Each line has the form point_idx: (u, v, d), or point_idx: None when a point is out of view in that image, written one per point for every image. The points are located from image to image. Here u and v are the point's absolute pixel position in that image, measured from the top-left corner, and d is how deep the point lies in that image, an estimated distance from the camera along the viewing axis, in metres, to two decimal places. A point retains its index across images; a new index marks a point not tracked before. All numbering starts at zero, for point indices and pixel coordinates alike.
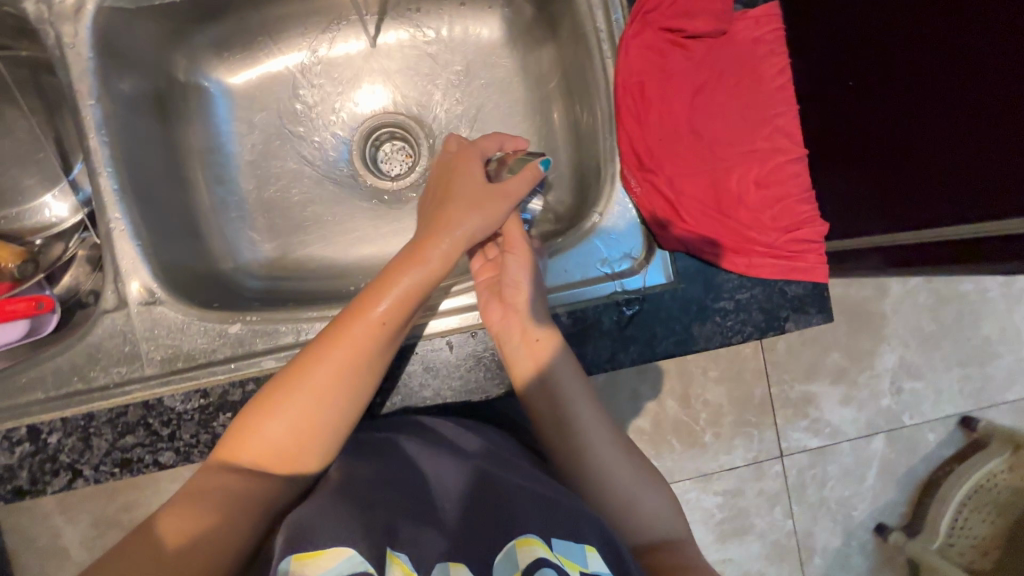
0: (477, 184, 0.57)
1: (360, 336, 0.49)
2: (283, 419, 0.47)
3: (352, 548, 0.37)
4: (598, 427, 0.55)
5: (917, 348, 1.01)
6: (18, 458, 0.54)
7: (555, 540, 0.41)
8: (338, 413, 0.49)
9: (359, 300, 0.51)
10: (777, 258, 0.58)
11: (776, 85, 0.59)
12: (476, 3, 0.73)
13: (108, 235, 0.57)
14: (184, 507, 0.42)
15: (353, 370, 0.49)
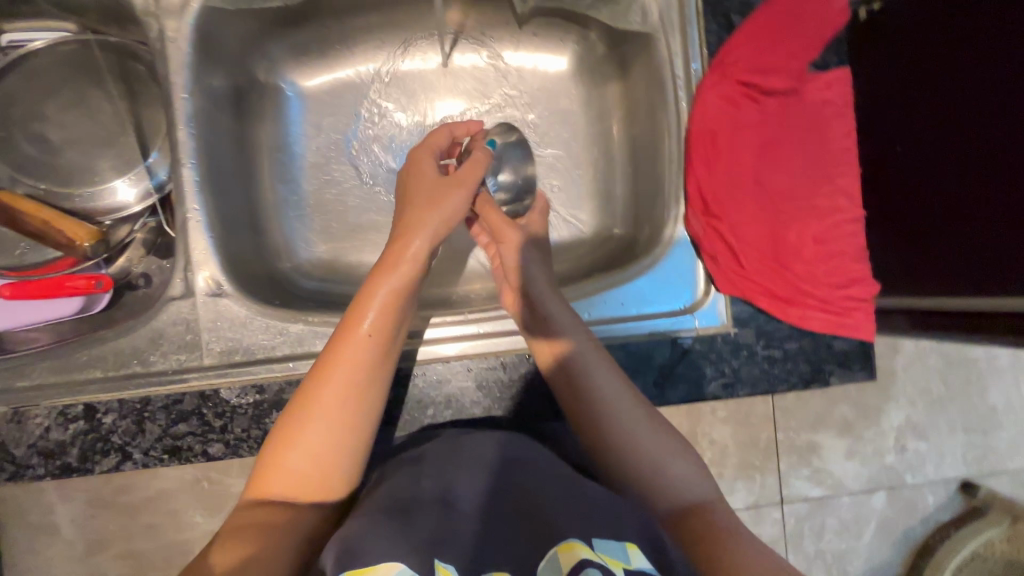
0: (432, 181, 0.60)
1: (356, 350, 0.50)
2: (300, 449, 0.46)
3: (401, 562, 0.38)
4: (620, 398, 0.54)
5: (925, 407, 1.00)
6: (71, 435, 0.55)
7: (595, 540, 0.40)
8: (352, 429, 0.48)
9: (344, 321, 0.52)
10: (828, 312, 0.60)
11: (841, 146, 0.61)
12: (548, 35, 0.75)
13: (184, 225, 0.58)
14: (231, 542, 0.42)
15: (356, 383, 0.49)
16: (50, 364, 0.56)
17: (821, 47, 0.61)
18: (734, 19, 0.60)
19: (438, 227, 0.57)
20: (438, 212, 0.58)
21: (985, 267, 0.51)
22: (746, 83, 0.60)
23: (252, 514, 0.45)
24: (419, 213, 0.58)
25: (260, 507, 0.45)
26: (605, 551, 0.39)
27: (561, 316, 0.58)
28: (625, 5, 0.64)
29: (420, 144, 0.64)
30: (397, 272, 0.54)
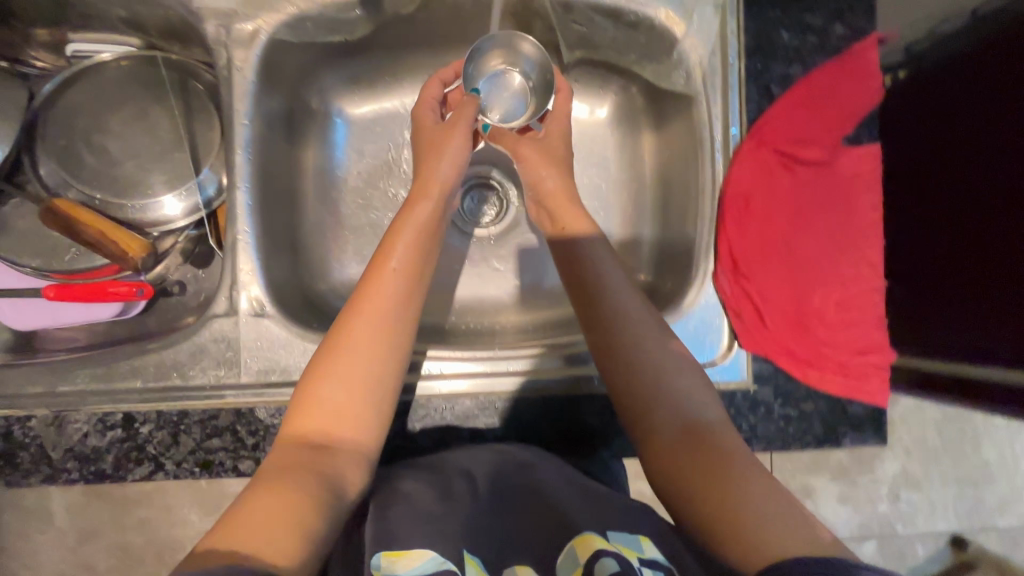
0: (432, 128, 0.66)
1: (385, 282, 0.54)
2: (337, 381, 0.49)
3: (433, 550, 0.46)
4: (631, 301, 0.58)
5: (919, 459, 1.01)
6: (108, 442, 0.57)
7: (611, 533, 0.50)
8: (383, 362, 0.51)
9: (373, 263, 0.57)
10: (846, 376, 0.62)
11: (868, 219, 0.64)
12: (590, 81, 0.77)
13: (233, 245, 0.60)
14: (275, 487, 0.42)
15: (386, 314, 0.53)
16: (90, 370, 0.57)
17: (857, 122, 0.63)
18: (774, 91, 0.63)
19: (446, 173, 0.64)
20: (445, 159, 0.64)
21: (974, 339, 0.58)
22: (783, 151, 0.63)
23: (292, 451, 0.46)
24: (427, 166, 0.64)
25: (297, 441, 0.47)
26: (617, 540, 0.49)
27: (608, 276, 0.60)
28: (669, 67, 0.66)
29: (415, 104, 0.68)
30: (416, 213, 0.61)
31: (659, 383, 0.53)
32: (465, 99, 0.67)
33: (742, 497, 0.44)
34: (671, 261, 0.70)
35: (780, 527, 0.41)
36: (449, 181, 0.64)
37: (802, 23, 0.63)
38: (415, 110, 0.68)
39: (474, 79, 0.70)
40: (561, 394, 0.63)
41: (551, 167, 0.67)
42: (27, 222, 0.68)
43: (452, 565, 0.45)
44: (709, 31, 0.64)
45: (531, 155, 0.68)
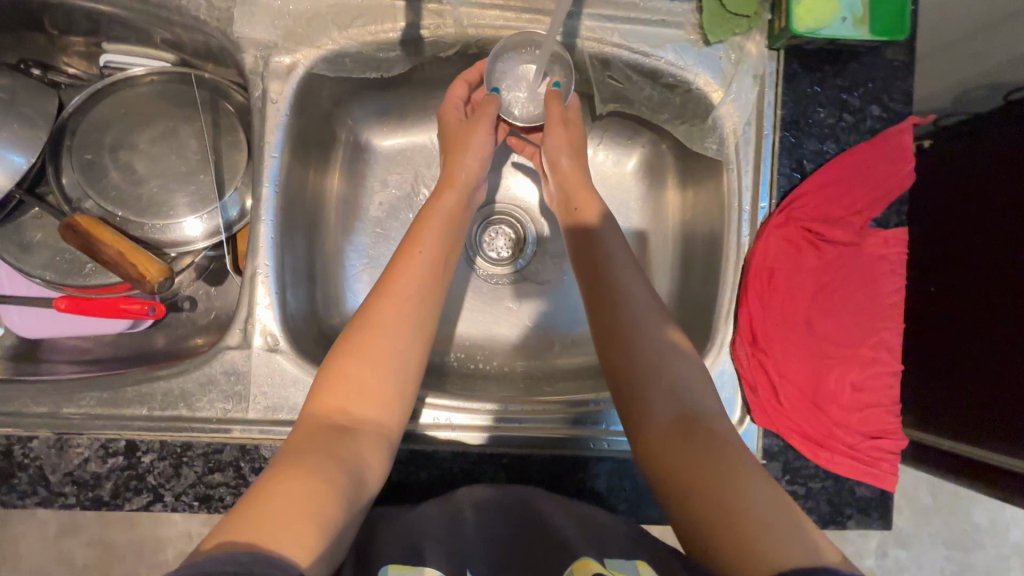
0: (458, 125, 0.66)
1: (412, 266, 0.57)
2: (363, 365, 0.51)
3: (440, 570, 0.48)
4: (638, 286, 0.61)
5: (910, 516, 1.00)
6: (108, 469, 0.56)
7: (607, 560, 0.48)
8: (408, 346, 0.53)
9: (399, 252, 0.59)
10: (855, 459, 0.61)
11: (891, 302, 0.63)
12: (619, 131, 0.77)
13: (251, 278, 0.60)
14: (293, 472, 0.43)
15: (413, 299, 0.55)
16: (99, 394, 0.57)
17: (885, 207, 0.63)
18: (807, 166, 0.63)
19: (472, 167, 0.66)
20: (472, 153, 0.65)
21: (989, 407, 0.58)
22: (810, 229, 0.63)
23: (315, 429, 0.48)
24: (454, 159, 0.65)
25: (319, 419, 0.48)
26: (615, 567, 0.47)
27: (620, 275, 0.61)
28: (703, 130, 0.66)
29: (443, 103, 0.67)
30: (442, 204, 0.63)
31: (655, 371, 0.55)
32: (487, 98, 0.66)
33: (740, 497, 0.46)
34: (687, 325, 0.69)
35: (777, 539, 0.43)
36: (473, 174, 0.66)
37: (839, 101, 0.63)
38: (439, 112, 0.68)
39: (496, 77, 0.67)
40: (569, 453, 0.63)
41: (572, 149, 0.66)
42: (45, 234, 0.68)
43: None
44: (746, 101, 0.64)
45: (558, 137, 0.66)
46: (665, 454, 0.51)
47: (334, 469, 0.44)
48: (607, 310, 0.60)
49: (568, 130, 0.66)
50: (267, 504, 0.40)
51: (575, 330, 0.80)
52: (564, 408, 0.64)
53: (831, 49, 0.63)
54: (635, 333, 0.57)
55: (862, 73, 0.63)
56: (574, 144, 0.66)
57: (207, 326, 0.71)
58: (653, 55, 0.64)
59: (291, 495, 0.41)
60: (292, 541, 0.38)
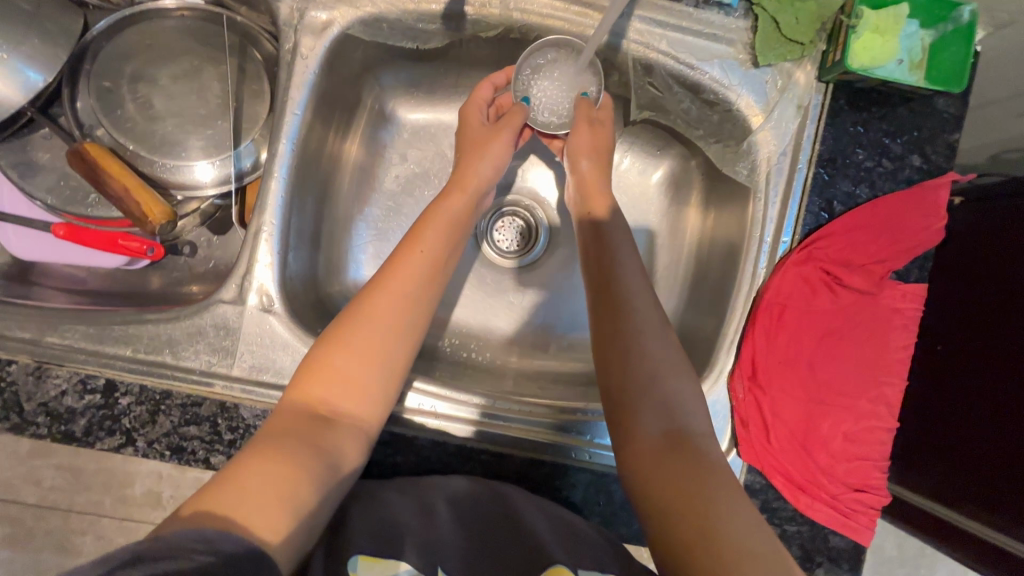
0: (479, 127, 0.66)
1: (410, 263, 0.55)
2: (349, 354, 0.50)
3: (406, 564, 0.48)
4: (643, 296, 0.59)
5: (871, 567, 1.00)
6: (83, 405, 0.55)
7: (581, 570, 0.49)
8: (395, 342, 0.52)
9: (401, 246, 0.57)
10: (834, 507, 0.61)
11: (897, 357, 0.62)
12: (648, 142, 0.76)
13: (256, 234, 0.59)
14: (264, 455, 0.42)
15: (407, 294, 0.53)
16: (85, 328, 0.56)
17: (907, 260, 0.62)
18: (836, 207, 0.61)
19: (488, 170, 0.65)
20: (484, 160, 0.64)
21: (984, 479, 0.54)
22: (828, 270, 0.61)
23: (295, 417, 0.47)
24: (468, 162, 0.64)
25: (298, 408, 0.47)
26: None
27: (629, 285, 0.59)
28: (736, 154, 0.64)
29: (468, 100, 0.67)
30: (451, 202, 0.61)
31: (647, 389, 0.53)
32: (514, 107, 0.66)
33: (720, 516, 0.44)
34: (688, 347, 0.68)
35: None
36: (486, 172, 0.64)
37: (880, 145, 0.61)
38: (463, 108, 0.68)
39: (525, 87, 0.68)
40: (549, 458, 0.62)
41: (595, 151, 0.65)
42: (53, 155, 0.66)
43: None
44: (785, 130, 0.62)
45: (583, 136, 0.65)
46: (650, 467, 0.49)
47: (311, 458, 0.43)
48: (609, 318, 0.58)
49: (594, 135, 0.65)
50: (232, 485, 0.39)
51: (573, 334, 0.79)
52: (551, 413, 0.63)
53: (881, 91, 0.61)
54: (634, 345, 0.55)
55: (909, 120, 0.61)
56: (597, 147, 0.65)
57: (202, 273, 0.69)
58: (698, 69, 0.61)
59: (266, 478, 0.40)
60: (262, 524, 0.38)
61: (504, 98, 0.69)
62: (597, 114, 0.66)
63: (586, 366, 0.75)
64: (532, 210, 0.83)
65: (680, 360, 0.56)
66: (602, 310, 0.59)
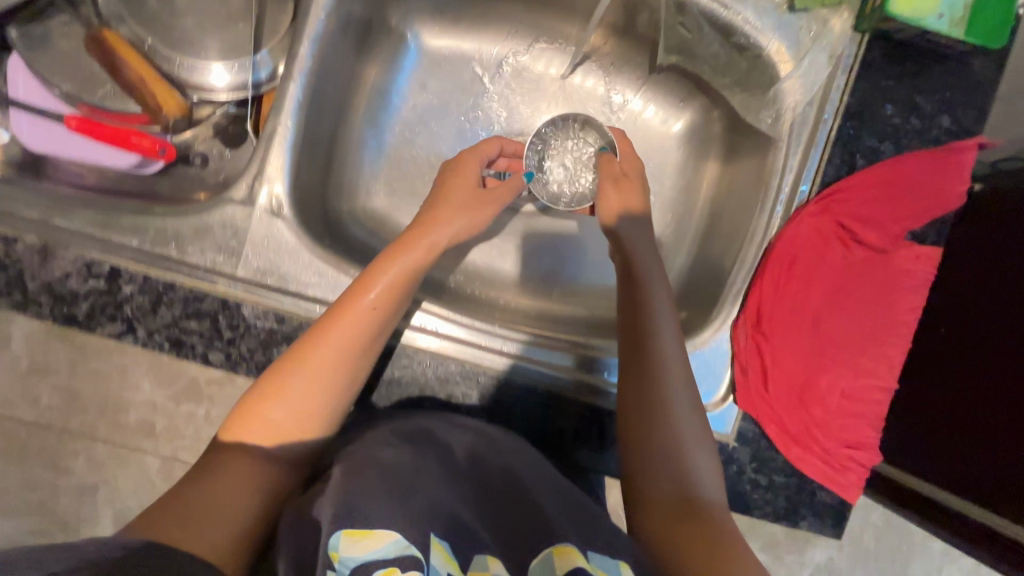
0: (467, 190, 0.62)
1: (350, 319, 0.52)
2: (281, 405, 0.49)
3: (396, 532, 0.38)
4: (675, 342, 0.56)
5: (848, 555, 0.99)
6: (87, 289, 0.55)
7: (591, 552, 0.41)
8: (328, 393, 0.51)
9: (354, 287, 0.54)
10: (825, 463, 0.61)
11: (904, 319, 0.61)
12: (672, 93, 0.75)
13: (269, 136, 0.58)
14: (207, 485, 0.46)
15: (346, 347, 0.51)
16: (93, 214, 0.55)
17: (927, 221, 0.60)
18: (859, 161, 0.60)
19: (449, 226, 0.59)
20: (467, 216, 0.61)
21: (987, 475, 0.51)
22: (844, 225, 0.60)
23: (222, 462, 0.48)
24: (444, 211, 0.60)
25: (228, 454, 0.48)
26: (598, 563, 0.40)
27: (661, 331, 0.56)
28: (762, 102, 0.63)
29: (472, 150, 0.66)
30: (414, 256, 0.56)
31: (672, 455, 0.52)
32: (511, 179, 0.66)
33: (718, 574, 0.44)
34: (693, 297, 0.68)
35: None
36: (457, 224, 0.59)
37: (911, 103, 0.60)
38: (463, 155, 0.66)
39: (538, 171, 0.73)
40: (544, 388, 0.62)
41: (625, 208, 0.64)
42: (70, 44, 0.65)
43: (416, 553, 0.37)
44: (815, 79, 0.60)
45: (610, 196, 0.65)
46: (650, 515, 0.51)
47: (243, 498, 0.46)
48: (635, 364, 0.56)
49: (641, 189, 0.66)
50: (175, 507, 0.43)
51: (578, 282, 0.78)
52: (565, 348, 0.63)
53: (917, 46, 0.60)
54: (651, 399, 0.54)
55: (943, 78, 0.60)
56: (628, 202, 0.65)
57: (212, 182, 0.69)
58: (732, 9, 0.60)
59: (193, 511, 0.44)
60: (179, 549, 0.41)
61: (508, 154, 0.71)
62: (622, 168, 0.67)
63: (589, 314, 0.75)
64: None
65: (698, 422, 0.55)
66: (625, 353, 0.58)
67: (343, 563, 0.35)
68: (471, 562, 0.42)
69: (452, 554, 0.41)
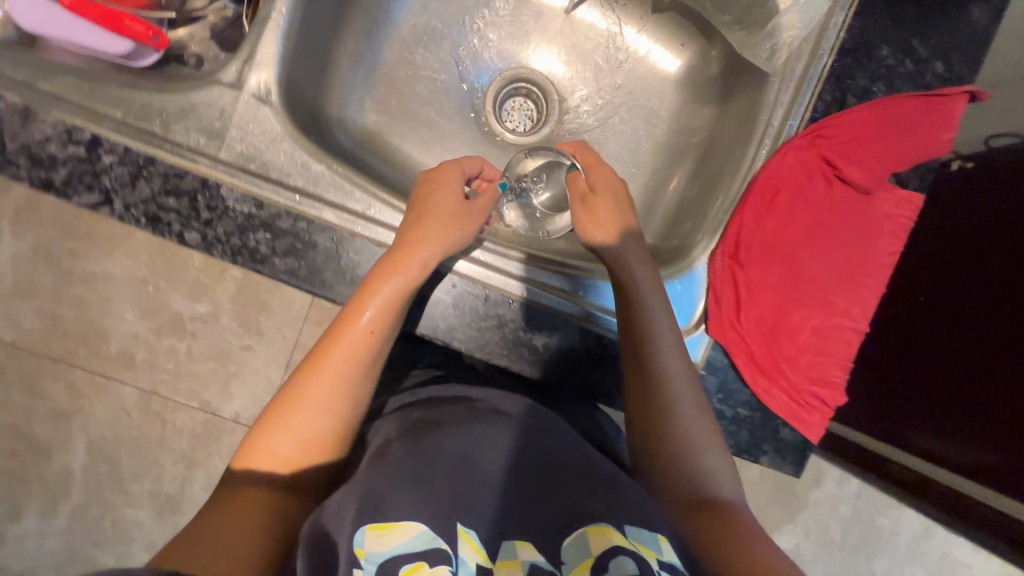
0: (454, 203, 0.58)
1: (350, 342, 0.51)
2: (291, 437, 0.49)
3: (424, 523, 0.40)
4: (679, 363, 0.56)
5: (814, 541, 1.12)
6: (66, 155, 0.54)
7: (628, 527, 0.40)
8: (333, 419, 0.50)
9: (345, 316, 0.52)
10: (790, 397, 0.61)
11: (882, 262, 0.61)
12: (672, 33, 0.75)
13: (263, 23, 0.58)
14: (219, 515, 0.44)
15: (346, 373, 0.51)
16: (78, 82, 0.55)
17: (911, 164, 0.61)
18: (849, 100, 0.61)
19: (438, 239, 0.56)
20: (454, 231, 0.57)
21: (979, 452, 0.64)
22: (829, 161, 0.61)
23: (236, 494, 0.46)
24: (423, 225, 0.56)
25: (240, 491, 0.47)
26: (637, 538, 0.39)
27: (672, 365, 0.55)
28: (760, 37, 0.63)
29: (450, 160, 0.62)
30: (406, 275, 0.54)
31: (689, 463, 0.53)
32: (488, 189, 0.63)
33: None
34: (676, 234, 0.68)
35: None
36: (451, 243, 0.57)
37: (907, 45, 0.60)
38: (439, 166, 0.62)
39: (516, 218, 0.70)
40: (519, 304, 0.61)
41: (604, 225, 0.61)
42: None
43: (444, 545, 0.39)
44: (813, 13, 0.60)
45: (584, 216, 0.63)
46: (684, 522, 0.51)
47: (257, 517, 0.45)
48: (642, 390, 0.56)
49: (617, 199, 0.63)
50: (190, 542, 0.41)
51: None
52: (555, 268, 0.64)
53: None
54: (660, 419, 0.55)
55: (942, 22, 0.60)
56: (605, 219, 0.62)
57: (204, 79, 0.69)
58: None
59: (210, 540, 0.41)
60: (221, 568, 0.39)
61: (486, 171, 0.67)
62: (593, 184, 0.64)
63: None
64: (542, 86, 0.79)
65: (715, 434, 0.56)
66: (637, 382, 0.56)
67: (370, 560, 0.37)
68: (501, 547, 0.41)
69: (482, 544, 0.41)
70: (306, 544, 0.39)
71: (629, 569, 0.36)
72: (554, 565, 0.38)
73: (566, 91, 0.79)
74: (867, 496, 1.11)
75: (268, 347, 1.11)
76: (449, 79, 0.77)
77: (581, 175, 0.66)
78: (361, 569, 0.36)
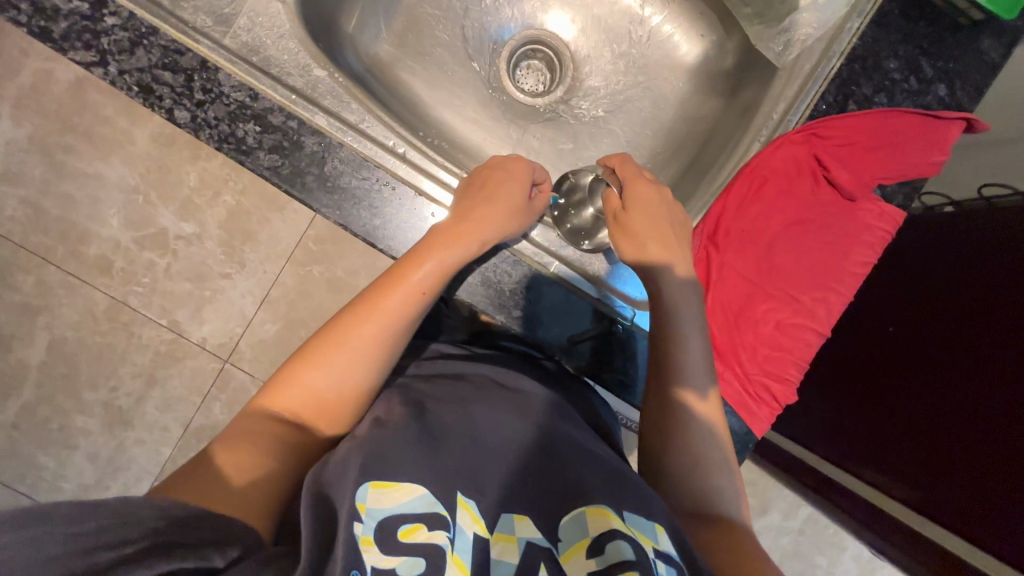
0: (517, 191, 0.57)
1: (399, 298, 0.50)
2: (321, 377, 0.48)
3: (424, 488, 0.40)
4: (699, 363, 0.55)
5: None
6: (69, 9, 0.54)
7: (626, 513, 0.41)
8: (363, 370, 0.49)
9: (395, 270, 0.52)
10: (742, 386, 0.60)
11: (853, 270, 0.62)
12: (693, 19, 0.75)
13: None
14: (237, 447, 0.45)
15: (384, 327, 0.50)
16: None
17: (898, 179, 0.61)
18: (850, 106, 0.62)
19: (500, 222, 0.55)
20: (514, 216, 0.56)
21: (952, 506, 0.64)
22: (820, 159, 0.61)
23: (255, 423, 0.47)
24: (486, 204, 0.55)
25: (261, 420, 0.47)
26: (634, 525, 0.40)
27: (693, 375, 0.54)
28: (775, 31, 0.64)
29: (512, 159, 0.60)
30: (461, 245, 0.53)
31: (700, 468, 0.53)
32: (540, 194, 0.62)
33: None
34: None
35: None
36: (510, 229, 0.56)
37: (914, 62, 0.62)
38: (505, 158, 0.61)
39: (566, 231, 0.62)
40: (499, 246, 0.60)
41: (635, 236, 0.56)
42: None
43: (442, 511, 0.40)
44: (831, 15, 0.61)
45: (617, 226, 0.58)
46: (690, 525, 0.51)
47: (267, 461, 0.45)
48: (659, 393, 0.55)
49: (649, 214, 0.58)
50: (200, 479, 0.42)
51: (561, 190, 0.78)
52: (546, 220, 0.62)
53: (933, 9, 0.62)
54: (676, 424, 0.54)
55: (949, 46, 0.62)
56: (638, 230, 0.56)
57: None
58: None
59: (211, 478, 0.42)
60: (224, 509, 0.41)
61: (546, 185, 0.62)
62: (631, 194, 0.59)
63: None
64: (557, 51, 0.79)
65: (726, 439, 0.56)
66: (655, 388, 0.57)
67: (370, 515, 0.38)
68: (499, 518, 0.41)
69: (480, 514, 0.41)
70: (308, 497, 0.39)
71: (626, 554, 0.37)
72: (550, 541, 0.40)
73: (581, 59, 0.79)
74: (810, 531, 1.13)
75: (247, 278, 1.11)
76: (468, 26, 0.77)
77: (615, 193, 0.61)
78: (362, 524, 0.37)
